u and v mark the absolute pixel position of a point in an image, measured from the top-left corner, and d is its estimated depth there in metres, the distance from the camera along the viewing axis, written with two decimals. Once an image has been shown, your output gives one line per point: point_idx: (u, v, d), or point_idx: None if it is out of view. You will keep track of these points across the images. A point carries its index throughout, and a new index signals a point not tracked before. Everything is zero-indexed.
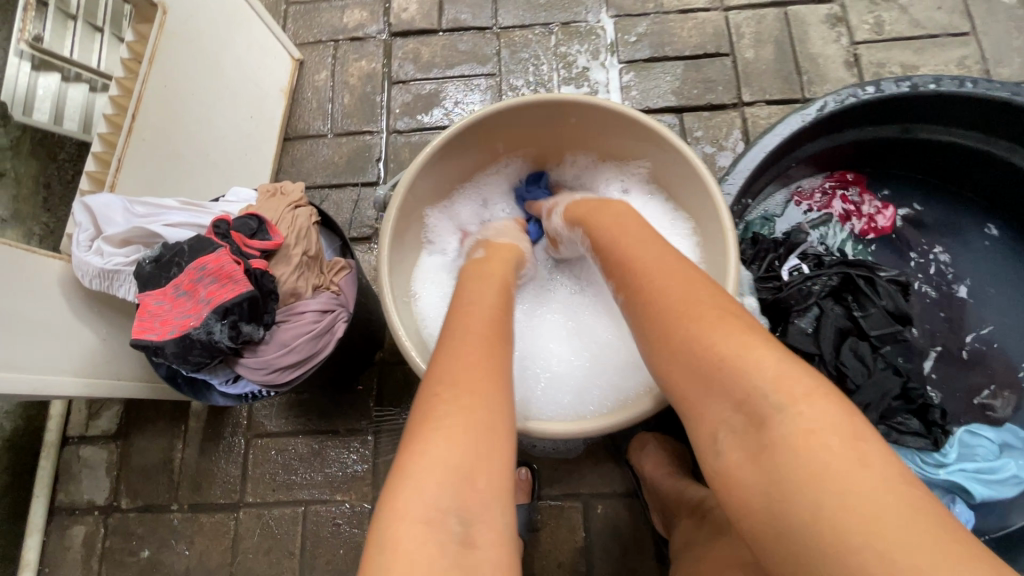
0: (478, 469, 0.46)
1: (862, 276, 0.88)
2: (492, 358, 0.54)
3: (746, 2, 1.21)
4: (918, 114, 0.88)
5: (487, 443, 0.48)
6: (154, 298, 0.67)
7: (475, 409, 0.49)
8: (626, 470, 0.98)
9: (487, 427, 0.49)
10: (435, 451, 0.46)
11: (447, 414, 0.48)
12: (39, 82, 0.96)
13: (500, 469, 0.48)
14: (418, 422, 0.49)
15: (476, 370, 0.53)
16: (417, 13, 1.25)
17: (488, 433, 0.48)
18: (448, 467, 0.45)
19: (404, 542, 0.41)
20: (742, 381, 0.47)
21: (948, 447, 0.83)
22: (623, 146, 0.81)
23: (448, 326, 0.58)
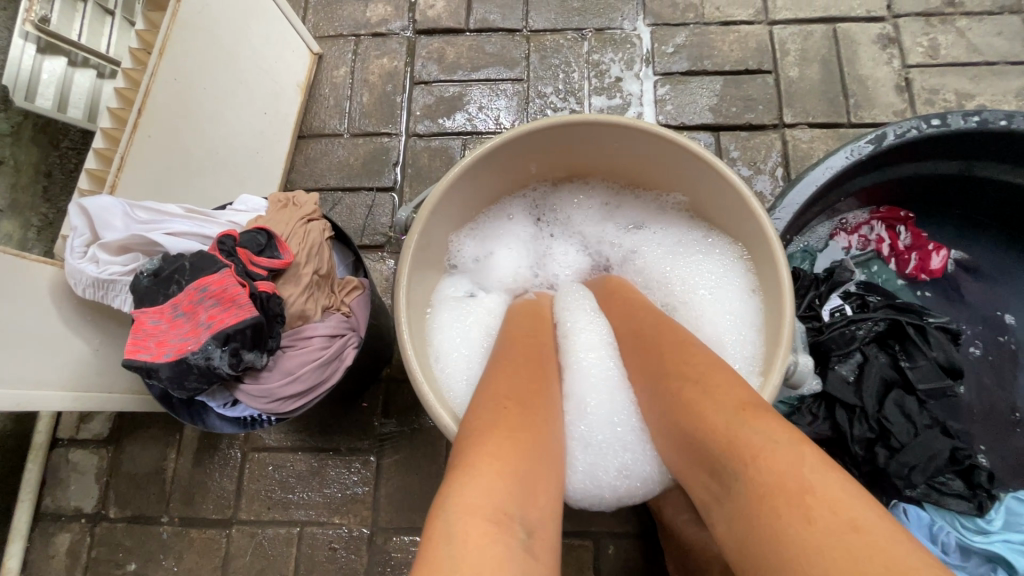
0: (535, 483, 0.45)
1: (912, 323, 0.81)
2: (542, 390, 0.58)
3: (793, 17, 1.14)
4: (979, 151, 0.82)
5: (542, 461, 0.48)
6: (150, 316, 0.62)
7: (535, 429, 0.50)
8: (641, 511, 0.91)
9: (543, 450, 0.49)
10: (502, 451, 0.45)
11: (518, 421, 0.50)
12: (45, 66, 0.90)
13: (552, 492, 0.47)
14: (481, 426, 0.48)
15: (531, 395, 0.55)
16: (444, 11, 1.19)
17: (543, 454, 0.49)
18: (513, 467, 0.44)
19: (472, 533, 0.38)
20: (714, 444, 0.47)
21: (993, 513, 0.77)
22: (667, 175, 0.75)
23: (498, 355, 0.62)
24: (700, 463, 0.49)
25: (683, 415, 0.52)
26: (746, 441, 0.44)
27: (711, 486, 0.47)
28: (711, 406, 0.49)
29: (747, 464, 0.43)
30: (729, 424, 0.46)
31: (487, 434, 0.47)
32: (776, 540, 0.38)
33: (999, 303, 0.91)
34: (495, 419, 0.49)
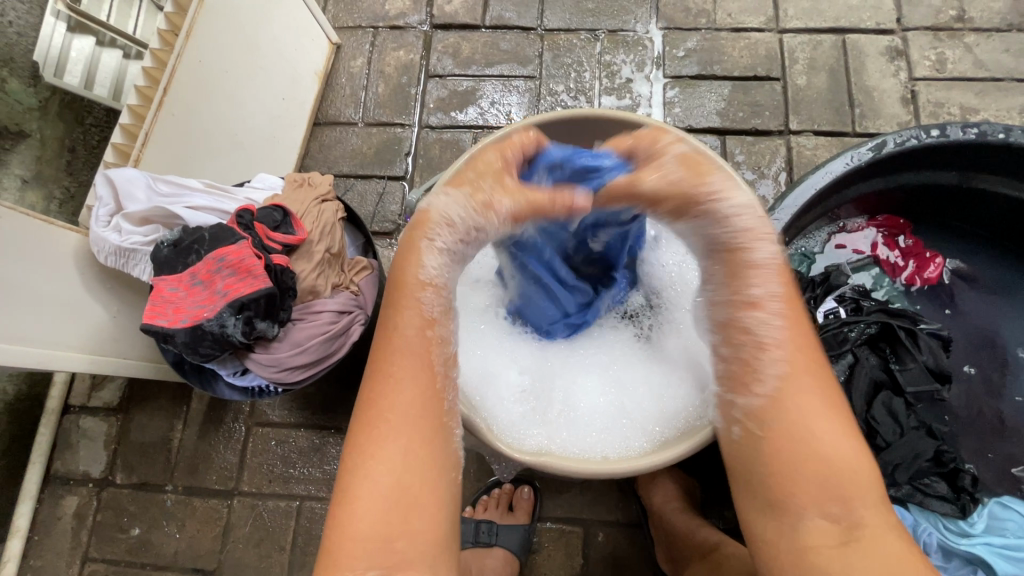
0: (407, 526, 0.53)
1: (904, 328, 0.82)
2: (424, 408, 0.57)
3: (803, 26, 1.16)
4: (977, 164, 0.84)
5: (415, 499, 0.54)
6: (168, 284, 0.65)
7: (411, 468, 0.55)
8: (632, 501, 0.93)
9: (421, 482, 0.55)
10: (364, 510, 0.53)
11: (383, 467, 0.54)
12: (74, 44, 0.94)
13: (430, 523, 0.54)
14: (351, 474, 0.55)
15: (406, 425, 0.56)
16: (461, 7, 1.22)
17: (420, 490, 0.55)
18: (380, 522, 0.53)
19: None
20: (824, 466, 0.55)
21: (975, 516, 0.79)
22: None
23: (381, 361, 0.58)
24: (791, 473, 0.55)
25: (793, 424, 0.56)
26: (852, 473, 0.54)
27: (797, 493, 0.55)
28: (821, 425, 0.56)
29: (851, 491, 0.54)
30: (842, 453, 0.55)
31: (356, 488, 0.54)
32: (870, 548, 0.52)
33: (994, 313, 0.93)
34: (361, 474, 0.54)
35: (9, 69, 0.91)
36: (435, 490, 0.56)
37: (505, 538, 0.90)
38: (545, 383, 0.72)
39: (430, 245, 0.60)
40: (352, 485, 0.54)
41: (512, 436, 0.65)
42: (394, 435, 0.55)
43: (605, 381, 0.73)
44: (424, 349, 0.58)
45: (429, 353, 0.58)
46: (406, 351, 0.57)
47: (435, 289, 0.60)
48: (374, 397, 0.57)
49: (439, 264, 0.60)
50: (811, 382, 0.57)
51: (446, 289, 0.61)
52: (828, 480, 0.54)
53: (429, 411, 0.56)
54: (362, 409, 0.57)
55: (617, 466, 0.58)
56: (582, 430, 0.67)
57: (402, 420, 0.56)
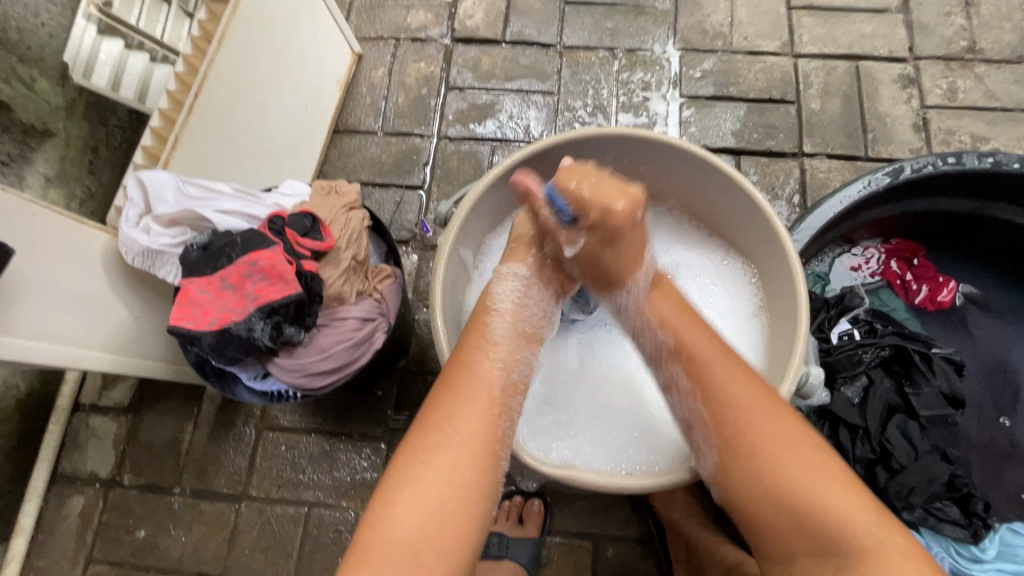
0: (436, 547, 0.52)
1: (918, 351, 0.83)
2: (485, 426, 0.57)
3: (818, 52, 1.19)
4: (991, 192, 0.86)
5: (453, 522, 0.53)
6: (198, 286, 0.67)
7: (453, 487, 0.54)
8: (643, 516, 0.92)
9: (460, 506, 0.54)
10: (400, 523, 0.53)
11: (428, 480, 0.54)
12: (103, 47, 0.96)
13: (458, 546, 0.53)
14: (399, 480, 0.54)
15: (466, 439, 0.56)
16: (482, 22, 1.24)
17: (456, 513, 0.54)
18: (411, 535, 0.52)
19: None
20: (810, 511, 0.53)
21: (987, 542, 0.79)
22: (703, 201, 0.77)
23: (453, 371, 0.59)
24: (774, 520, 0.55)
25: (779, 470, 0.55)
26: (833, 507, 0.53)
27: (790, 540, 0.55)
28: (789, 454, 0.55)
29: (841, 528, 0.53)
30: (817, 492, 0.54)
31: (396, 493, 0.54)
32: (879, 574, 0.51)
33: (1004, 339, 0.95)
34: (408, 480, 0.54)
35: (39, 69, 0.91)
36: (472, 515, 0.54)
37: (515, 551, 0.90)
38: (571, 394, 0.74)
39: (510, 272, 0.67)
40: (397, 490, 0.54)
41: (537, 449, 0.66)
42: (448, 450, 0.55)
43: (631, 394, 0.74)
44: (489, 374, 0.59)
45: (494, 380, 0.59)
46: (473, 372, 0.59)
47: (500, 313, 0.64)
48: (437, 410, 0.57)
49: (512, 288, 0.66)
50: (775, 422, 0.56)
51: (512, 314, 0.65)
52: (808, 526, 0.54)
53: (489, 431, 0.57)
54: (429, 412, 0.58)
55: (645, 481, 0.59)
56: (607, 443, 0.69)
57: (458, 440, 0.56)
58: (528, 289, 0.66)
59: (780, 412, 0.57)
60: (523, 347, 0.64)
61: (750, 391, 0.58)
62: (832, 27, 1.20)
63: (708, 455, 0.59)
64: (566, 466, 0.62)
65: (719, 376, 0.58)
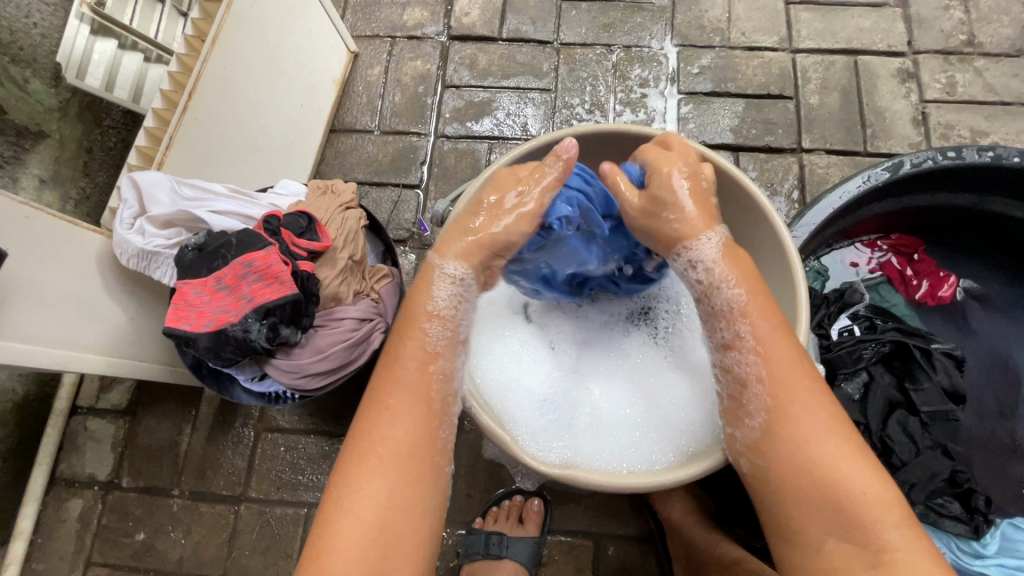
0: (384, 565, 0.52)
1: (919, 346, 0.83)
2: (421, 443, 0.56)
3: (816, 47, 1.18)
4: (991, 187, 0.85)
5: (399, 541, 0.53)
6: (193, 287, 0.67)
7: (395, 499, 0.54)
8: (643, 514, 0.92)
9: (404, 521, 0.54)
10: (342, 553, 0.52)
11: (369, 488, 0.54)
12: (96, 47, 0.94)
13: (404, 565, 0.53)
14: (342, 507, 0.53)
15: (400, 458, 0.55)
16: (478, 19, 1.23)
17: (402, 528, 0.54)
18: (355, 563, 0.51)
19: None
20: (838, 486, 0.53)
21: (988, 537, 0.79)
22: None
23: (374, 382, 0.59)
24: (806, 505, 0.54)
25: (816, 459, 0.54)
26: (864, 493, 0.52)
27: (815, 526, 0.53)
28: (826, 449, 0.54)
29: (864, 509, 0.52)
30: (852, 476, 0.53)
31: (337, 521, 0.53)
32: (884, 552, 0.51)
33: (1005, 333, 0.95)
34: (346, 504, 0.53)
35: (32, 70, 0.90)
36: (417, 527, 0.55)
37: (515, 550, 0.89)
38: (570, 395, 0.74)
39: (443, 273, 0.61)
40: (336, 518, 0.53)
41: (536, 449, 0.66)
42: (383, 468, 0.54)
43: (628, 397, 0.74)
44: (425, 384, 0.58)
45: (426, 388, 0.58)
46: (399, 381, 0.58)
47: (439, 320, 0.60)
48: (370, 427, 0.56)
49: (450, 293, 0.61)
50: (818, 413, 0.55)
51: (451, 322, 0.61)
52: (844, 513, 0.52)
53: (421, 443, 0.56)
54: (361, 435, 0.56)
55: (648, 481, 0.59)
56: (608, 443, 0.68)
57: (394, 455, 0.55)
58: (466, 294, 0.62)
59: (817, 393, 0.56)
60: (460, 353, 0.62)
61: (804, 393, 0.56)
62: (830, 22, 1.19)
63: (757, 425, 0.57)
64: (562, 465, 0.62)
65: (769, 347, 0.58)
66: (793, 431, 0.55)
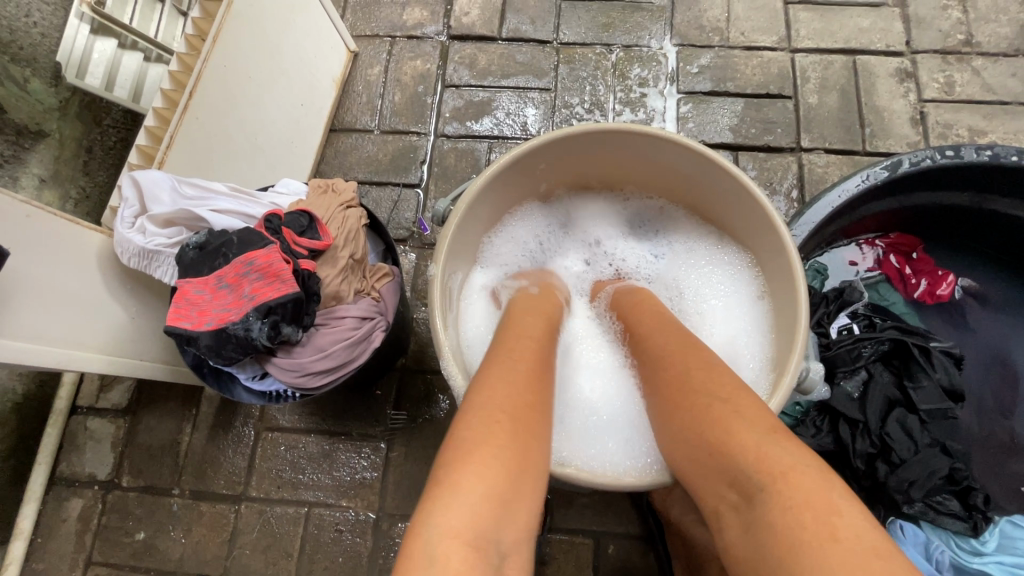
0: (518, 487, 0.47)
1: (917, 344, 0.84)
2: (540, 383, 0.57)
3: (815, 47, 1.18)
4: (989, 185, 0.86)
5: (530, 471, 0.49)
6: (194, 286, 0.67)
7: (525, 426, 0.52)
8: (642, 512, 0.93)
9: (530, 450, 0.50)
10: (485, 467, 0.46)
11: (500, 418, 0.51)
12: (96, 46, 0.94)
13: (530, 501, 0.48)
14: (473, 423, 0.50)
15: (529, 390, 0.55)
16: (478, 19, 1.23)
17: (532, 458, 0.50)
18: (496, 477, 0.46)
19: (452, 559, 0.40)
20: (722, 444, 0.51)
21: (987, 535, 0.79)
22: (704, 196, 0.78)
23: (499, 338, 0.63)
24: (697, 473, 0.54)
25: (698, 417, 0.55)
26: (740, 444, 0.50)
27: (716, 490, 0.52)
28: (710, 406, 0.54)
29: (749, 460, 0.49)
30: (736, 431, 0.51)
31: (475, 435, 0.49)
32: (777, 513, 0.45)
33: (1003, 331, 0.95)
34: (483, 422, 0.50)
35: (32, 69, 0.91)
36: (540, 468, 0.51)
37: None
38: (563, 390, 0.74)
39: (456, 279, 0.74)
40: (473, 432, 0.49)
41: None
42: (517, 394, 0.54)
43: (621, 391, 0.74)
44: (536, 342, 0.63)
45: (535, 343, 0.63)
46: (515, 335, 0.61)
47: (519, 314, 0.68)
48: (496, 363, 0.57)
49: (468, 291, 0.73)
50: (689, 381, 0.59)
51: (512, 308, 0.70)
52: (728, 468, 0.50)
53: (540, 385, 0.57)
54: (487, 368, 0.57)
55: (643, 481, 0.59)
56: (608, 441, 0.69)
57: (522, 385, 0.55)
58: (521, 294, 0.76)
59: (699, 359, 0.61)
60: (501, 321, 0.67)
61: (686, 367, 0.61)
62: (829, 22, 1.19)
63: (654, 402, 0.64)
64: (560, 464, 0.62)
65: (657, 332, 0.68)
66: (682, 392, 0.58)
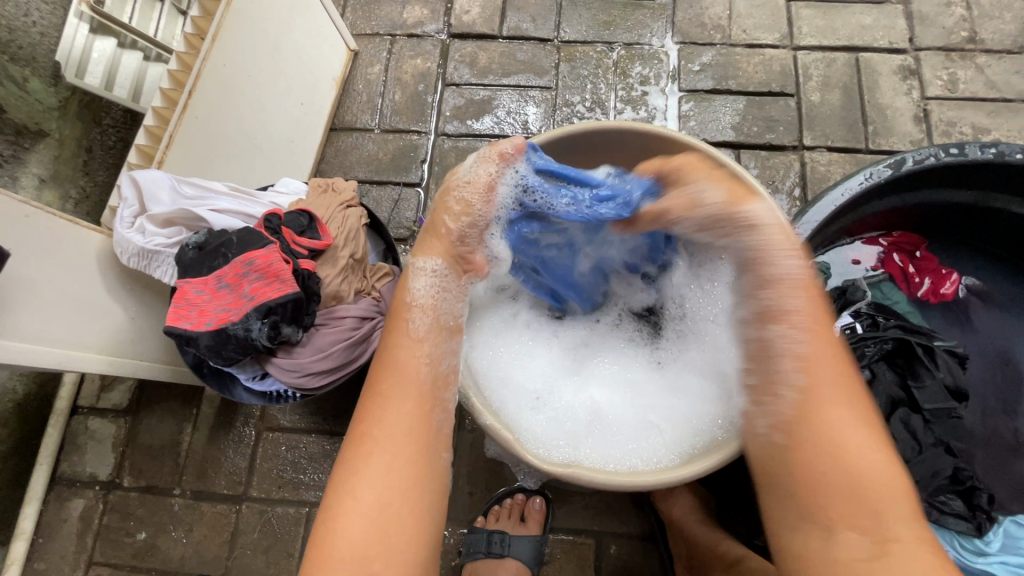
0: (383, 546, 0.51)
1: (920, 343, 0.83)
2: (417, 422, 0.56)
3: (817, 44, 1.18)
4: (993, 184, 0.85)
5: (402, 524, 0.53)
6: (194, 286, 0.67)
7: (393, 479, 0.54)
8: (644, 512, 0.92)
9: (403, 502, 0.53)
10: (344, 538, 0.51)
11: (367, 486, 0.53)
12: (96, 45, 0.93)
13: (405, 550, 0.52)
14: (340, 492, 0.54)
15: (401, 438, 0.55)
16: (478, 17, 1.23)
17: (401, 510, 0.53)
18: (358, 542, 0.51)
19: None
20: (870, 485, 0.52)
21: (991, 535, 0.78)
22: None
23: (373, 372, 0.60)
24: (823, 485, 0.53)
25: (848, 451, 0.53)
26: (876, 487, 0.52)
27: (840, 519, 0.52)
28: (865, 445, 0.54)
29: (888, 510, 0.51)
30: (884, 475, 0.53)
31: (340, 504, 0.53)
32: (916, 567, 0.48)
33: (1007, 330, 0.94)
34: (347, 488, 0.53)
35: (31, 69, 0.91)
36: (418, 511, 0.54)
37: (517, 549, 0.89)
38: (562, 391, 0.74)
39: (419, 269, 0.62)
40: (337, 500, 0.53)
41: (538, 446, 0.66)
42: (381, 448, 0.55)
43: (624, 395, 0.75)
44: (415, 370, 0.58)
45: (420, 374, 0.58)
46: (400, 371, 0.58)
47: (419, 307, 0.61)
48: (369, 410, 0.57)
49: (427, 284, 0.62)
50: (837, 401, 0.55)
51: (433, 308, 0.62)
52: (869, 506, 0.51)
53: (418, 425, 0.56)
54: (360, 421, 0.57)
55: (650, 478, 0.59)
56: (610, 439, 0.68)
57: (390, 436, 0.55)
58: (445, 283, 0.62)
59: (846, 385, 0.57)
60: (446, 339, 0.62)
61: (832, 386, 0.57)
62: (832, 19, 1.19)
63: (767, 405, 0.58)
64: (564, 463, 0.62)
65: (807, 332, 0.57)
66: (832, 418, 0.55)
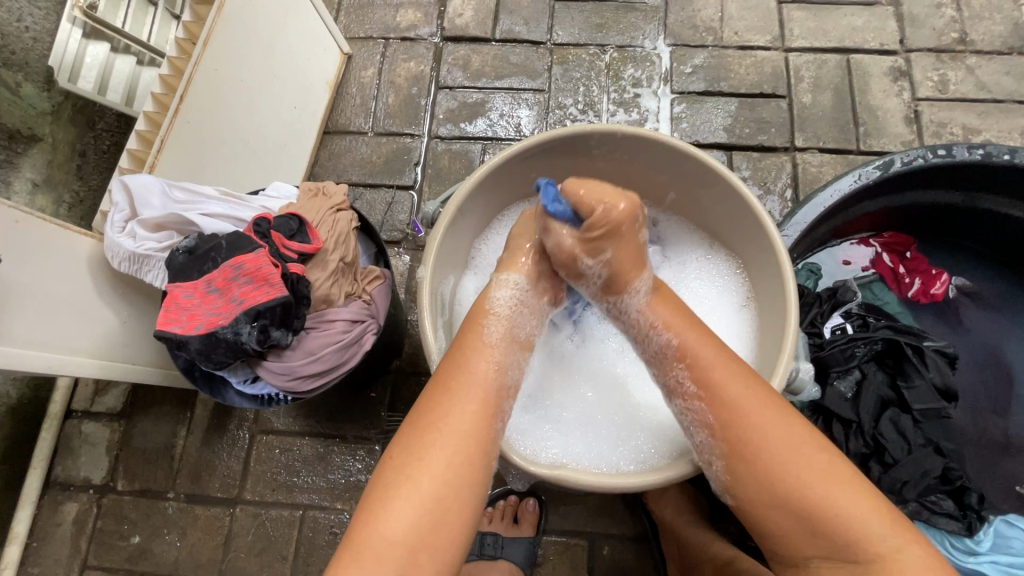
0: (429, 543, 0.51)
1: (910, 344, 0.83)
2: (476, 428, 0.56)
3: (808, 46, 1.18)
4: (980, 184, 0.85)
5: (446, 522, 0.52)
6: (184, 290, 0.68)
7: (450, 478, 0.53)
8: (637, 513, 0.93)
9: (453, 503, 0.53)
10: (389, 529, 0.51)
11: (423, 479, 0.53)
12: (89, 50, 0.93)
13: (444, 549, 0.52)
14: (391, 482, 0.53)
15: (461, 440, 0.55)
16: (471, 21, 1.23)
17: (451, 509, 0.53)
18: (404, 535, 0.51)
19: None
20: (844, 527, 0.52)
21: (982, 534, 0.78)
22: (694, 198, 0.77)
23: (441, 367, 0.59)
24: (788, 525, 0.54)
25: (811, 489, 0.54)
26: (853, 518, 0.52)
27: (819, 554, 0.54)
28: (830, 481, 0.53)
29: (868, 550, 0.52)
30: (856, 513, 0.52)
31: (389, 495, 0.52)
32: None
33: (997, 329, 0.95)
34: (403, 478, 0.53)
35: (24, 73, 0.91)
36: (464, 511, 0.53)
37: (510, 551, 0.90)
38: (554, 391, 0.74)
39: (502, 281, 0.65)
40: (391, 488, 0.52)
41: (528, 449, 0.66)
42: (442, 447, 0.54)
43: (615, 393, 0.74)
44: (485, 377, 0.58)
45: (489, 382, 0.58)
46: (471, 375, 0.58)
47: (497, 317, 0.62)
48: (432, 408, 0.56)
49: (508, 296, 0.64)
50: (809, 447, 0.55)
51: (507, 318, 0.63)
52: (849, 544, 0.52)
53: (481, 430, 0.56)
54: (424, 415, 0.56)
55: (635, 479, 0.59)
56: (597, 440, 0.69)
57: (454, 436, 0.55)
58: (524, 298, 0.65)
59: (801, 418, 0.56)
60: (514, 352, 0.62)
61: (798, 425, 0.56)
62: (823, 21, 1.19)
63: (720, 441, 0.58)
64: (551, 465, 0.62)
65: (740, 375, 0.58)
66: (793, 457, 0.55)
